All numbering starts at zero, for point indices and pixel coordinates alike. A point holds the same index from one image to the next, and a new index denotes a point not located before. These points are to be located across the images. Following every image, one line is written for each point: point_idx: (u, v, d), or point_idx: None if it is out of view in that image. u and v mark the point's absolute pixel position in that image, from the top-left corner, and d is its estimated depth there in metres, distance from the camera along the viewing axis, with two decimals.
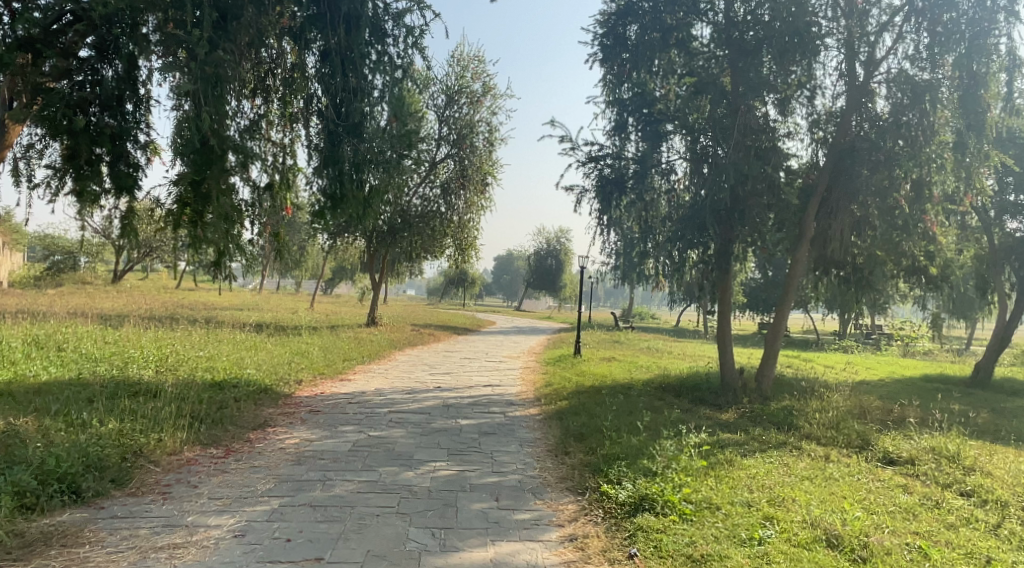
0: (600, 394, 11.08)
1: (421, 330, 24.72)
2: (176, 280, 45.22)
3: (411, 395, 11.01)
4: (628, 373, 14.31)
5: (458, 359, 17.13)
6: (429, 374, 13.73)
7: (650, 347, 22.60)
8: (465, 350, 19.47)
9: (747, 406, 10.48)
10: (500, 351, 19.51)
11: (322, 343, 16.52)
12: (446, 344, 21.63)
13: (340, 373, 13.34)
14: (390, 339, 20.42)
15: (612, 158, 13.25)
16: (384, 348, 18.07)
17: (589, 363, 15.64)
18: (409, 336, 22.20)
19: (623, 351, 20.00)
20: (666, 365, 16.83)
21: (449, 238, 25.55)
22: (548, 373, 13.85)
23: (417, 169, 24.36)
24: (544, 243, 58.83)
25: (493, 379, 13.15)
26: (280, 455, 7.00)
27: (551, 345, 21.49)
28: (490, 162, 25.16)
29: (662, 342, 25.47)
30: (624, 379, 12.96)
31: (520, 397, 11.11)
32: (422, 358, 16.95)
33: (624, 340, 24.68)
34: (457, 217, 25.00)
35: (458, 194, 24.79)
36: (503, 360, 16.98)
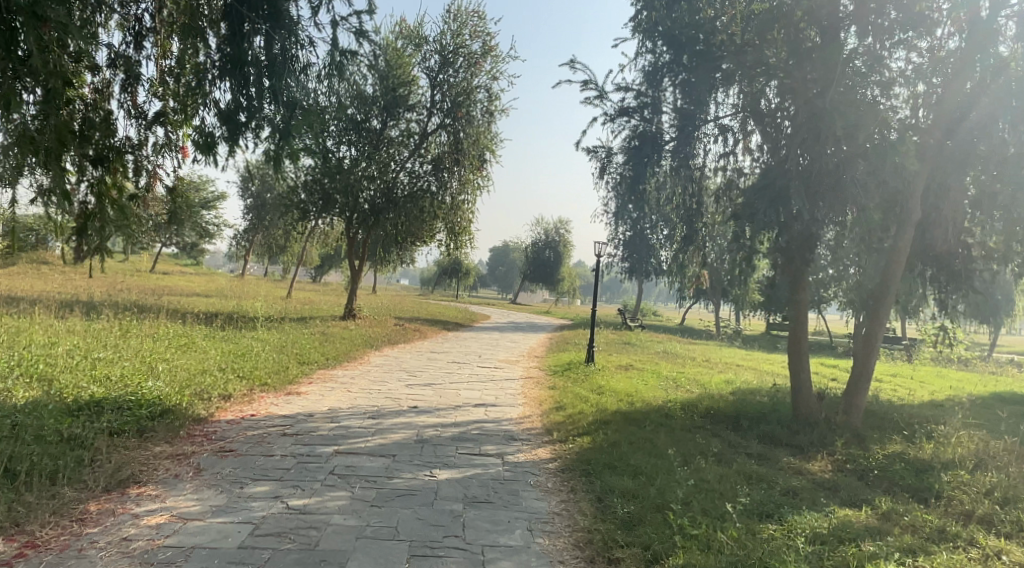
0: (635, 427, 8.11)
1: (407, 324, 21.68)
2: (148, 265, 41.88)
3: (374, 423, 7.98)
4: (660, 391, 11.36)
5: (444, 363, 14.11)
6: (406, 387, 10.72)
7: (667, 353, 19.64)
8: (455, 351, 16.47)
9: (842, 454, 7.56)
10: (497, 354, 16.49)
11: (281, 341, 13.41)
12: (432, 342, 18.62)
13: (290, 383, 10.29)
14: (368, 336, 17.42)
15: (649, 111, 10.17)
16: (358, 348, 14.98)
17: (606, 374, 12.65)
18: (391, 332, 19.16)
19: (641, 358, 17.04)
20: (700, 379, 13.82)
21: (440, 222, 22.44)
22: (560, 389, 10.88)
23: (405, 142, 21.25)
24: (542, 233, 55.74)
25: (488, 396, 10.16)
26: (115, 560, 4.07)
27: (555, 348, 18.46)
28: (489, 136, 22.03)
29: (678, 346, 22.48)
30: (661, 401, 10.04)
31: (524, 428, 8.14)
32: (401, 361, 13.90)
33: (636, 343, 21.70)
34: (450, 198, 21.88)
35: (452, 170, 21.53)
36: (498, 367, 13.97)
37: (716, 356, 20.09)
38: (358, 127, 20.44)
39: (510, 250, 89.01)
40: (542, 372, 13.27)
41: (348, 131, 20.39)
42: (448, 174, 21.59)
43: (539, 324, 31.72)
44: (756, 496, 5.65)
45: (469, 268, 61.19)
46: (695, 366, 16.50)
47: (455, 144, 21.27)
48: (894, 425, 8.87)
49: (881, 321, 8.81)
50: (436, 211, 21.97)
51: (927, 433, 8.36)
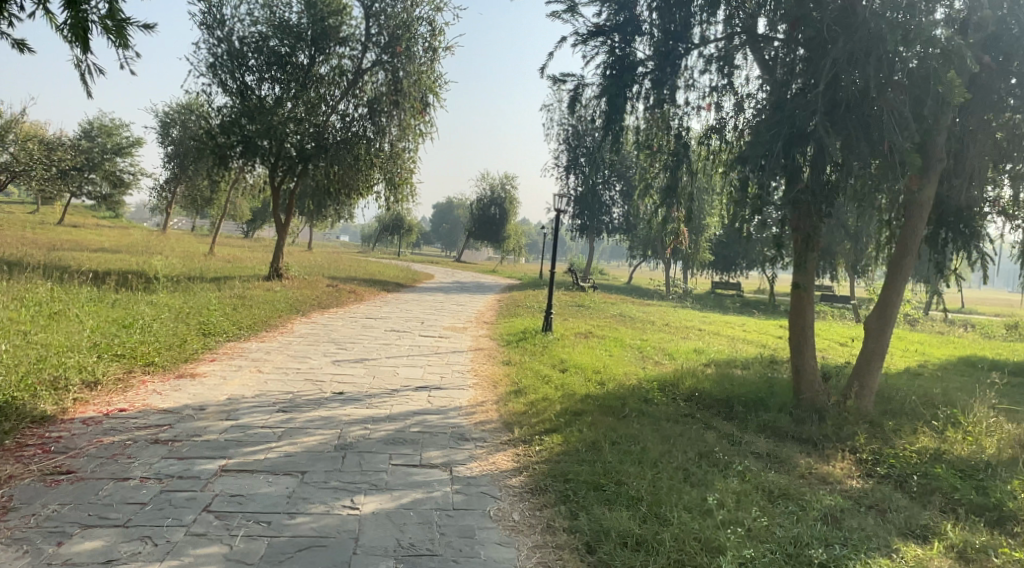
0: (614, 420, 6.57)
1: (341, 285, 19.66)
2: (57, 218, 38.29)
3: (284, 420, 6.20)
4: (631, 366, 9.88)
5: (380, 333, 12.31)
6: (332, 365, 8.91)
7: (625, 316, 18.23)
8: (393, 317, 14.64)
9: (865, 450, 6.19)
10: (442, 319, 14.75)
11: (186, 307, 11.38)
12: (368, 305, 16.78)
13: (187, 363, 8.36)
14: (295, 299, 15.44)
15: (624, 35, 8.33)
16: (281, 315, 13.02)
17: (567, 345, 11.08)
18: (322, 294, 17.15)
19: (600, 323, 15.59)
20: (668, 349, 12.41)
21: (378, 171, 20.35)
22: (516, 365, 9.26)
23: (336, 80, 19.16)
24: (488, 189, 53.80)
25: (432, 377, 8.47)
26: None
27: (505, 312, 16.86)
28: (432, 76, 19.92)
29: (635, 308, 21.12)
30: (634, 380, 8.54)
31: (477, 423, 6.48)
32: (331, 331, 12.03)
33: (591, 306, 20.23)
34: (388, 145, 19.82)
35: (390, 114, 19.45)
36: (443, 336, 12.24)
37: (676, 320, 18.80)
38: (281, 63, 18.43)
39: (455, 207, 86.57)
40: (493, 343, 11.60)
41: (270, 67, 18.44)
42: (385, 117, 19.46)
43: (486, 284, 29.99)
44: (787, 533, 4.24)
45: (411, 224, 58.76)
46: (659, 333, 15.11)
47: (392, 84, 19.12)
48: (909, 411, 7.57)
49: (898, 289, 7.40)
50: (372, 161, 19.89)
51: (951, 422, 7.10)
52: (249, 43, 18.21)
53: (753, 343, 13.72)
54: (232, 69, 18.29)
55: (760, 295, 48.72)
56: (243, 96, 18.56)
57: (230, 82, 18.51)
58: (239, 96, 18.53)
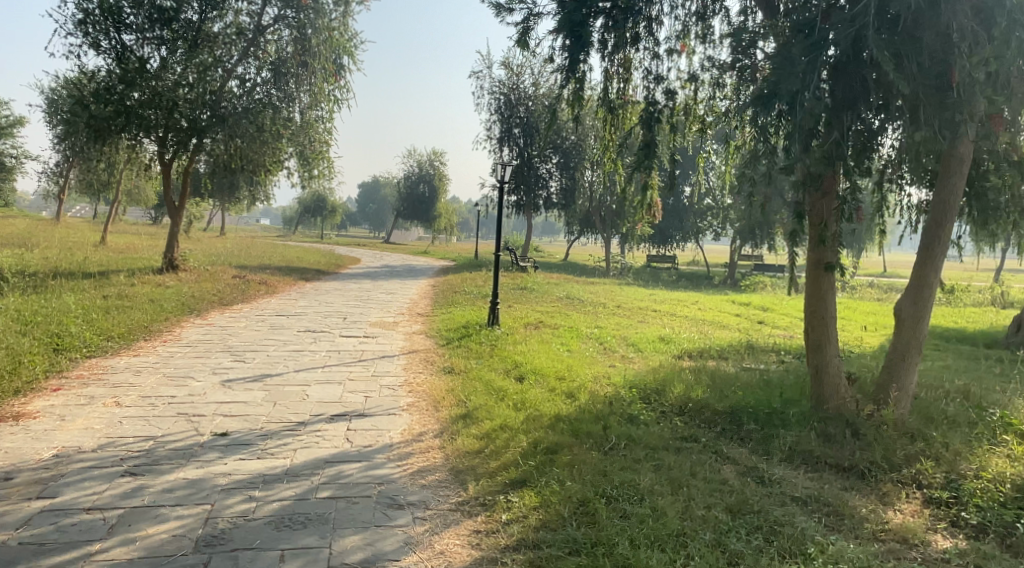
0: (601, 456, 4.80)
1: (250, 276, 17.45)
2: None
3: (126, 492, 4.28)
4: (593, 365, 8.25)
5: (290, 335, 10.32)
6: (222, 388, 6.95)
7: (571, 299, 16.72)
8: (309, 313, 12.64)
9: (937, 478, 4.66)
10: (365, 313, 12.83)
11: (36, 317, 9.19)
12: (280, 298, 14.71)
13: (14, 398, 6.30)
14: (190, 295, 13.27)
15: None
16: (166, 320, 10.90)
17: (515, 342, 9.38)
18: (226, 288, 14.94)
19: (545, 309, 14.00)
20: (628, 338, 10.90)
21: (288, 143, 18.18)
22: (456, 375, 7.46)
23: (233, 40, 16.81)
24: (414, 166, 51.50)
25: (351, 399, 6.63)
26: None
27: (439, 299, 15.09)
28: (345, 35, 17.89)
29: (578, 288, 19.66)
30: (603, 388, 6.85)
31: (413, 474, 4.67)
32: (229, 336, 9.99)
33: (532, 288, 18.63)
34: (299, 113, 17.71)
35: (297, 76, 17.35)
36: (367, 336, 10.37)
37: (624, 300, 17.44)
38: (166, 20, 16.20)
39: (381, 185, 83.32)
40: (428, 343, 9.81)
41: (153, 24, 16.16)
42: (292, 81, 17.36)
43: (416, 267, 28.02)
44: None
45: (335, 205, 55.83)
46: (612, 317, 13.61)
47: (297, 42, 16.98)
48: (955, 411, 6.07)
49: (937, 265, 5.69)
50: (278, 133, 17.66)
51: (1005, 429, 5.65)
52: None
53: (715, 325, 12.39)
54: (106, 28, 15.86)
55: (695, 266, 48.36)
56: (122, 59, 16.05)
57: (105, 43, 16.02)
58: (116, 59, 16.02)
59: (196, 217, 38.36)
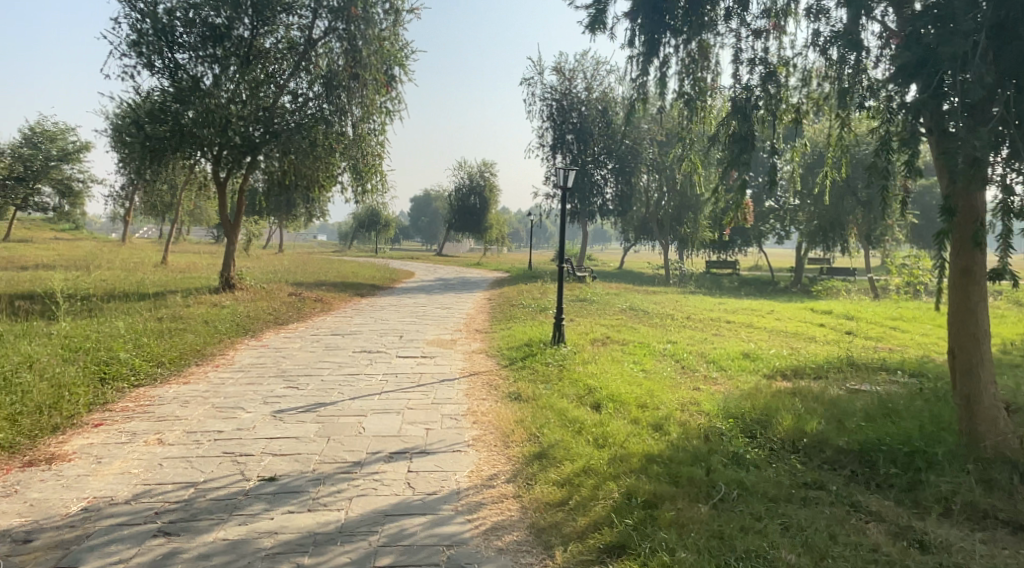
0: (717, 512, 4.00)
1: (305, 293, 17.13)
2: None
3: (157, 561, 3.73)
4: (675, 389, 7.37)
5: (344, 356, 9.77)
6: (271, 420, 6.38)
7: (635, 311, 15.81)
8: (364, 331, 12.10)
9: None
10: (422, 331, 12.22)
11: (85, 344, 8.85)
12: (334, 316, 14.28)
13: (54, 437, 5.87)
14: (244, 315, 12.94)
15: None
16: (218, 342, 10.49)
17: (586, 362, 8.59)
18: (281, 306, 14.59)
19: (610, 323, 13.16)
20: (706, 354, 9.99)
21: (341, 157, 17.67)
22: (525, 404, 6.68)
23: (284, 55, 16.75)
24: (465, 177, 51.23)
25: (411, 433, 5.96)
26: None
27: (498, 314, 14.40)
28: (395, 45, 17.47)
29: (640, 299, 18.72)
30: (693, 418, 5.95)
31: (486, 533, 3.96)
32: (282, 359, 9.51)
33: (592, 299, 17.79)
34: (351, 127, 17.14)
35: (348, 88, 16.80)
36: (425, 356, 9.74)
37: (690, 310, 16.45)
38: (218, 37, 15.94)
39: (432, 197, 83.56)
40: (490, 364, 9.11)
41: (205, 43, 15.94)
42: (344, 93, 16.84)
43: (470, 279, 27.47)
44: None
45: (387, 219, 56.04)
46: (683, 331, 12.66)
47: (348, 53, 16.66)
48: None
49: None
50: (331, 147, 17.26)
51: None
52: (177, 15, 15.65)
53: (801, 337, 11.35)
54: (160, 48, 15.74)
55: (758, 271, 46.55)
56: (175, 78, 15.98)
57: (159, 62, 15.93)
58: (170, 78, 15.97)
59: (253, 235, 38.82)
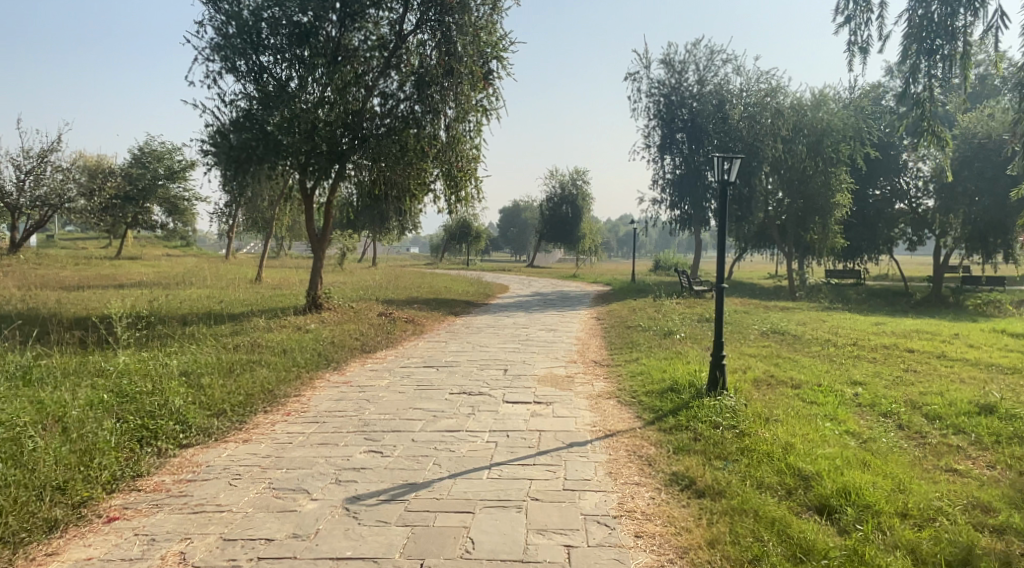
0: None
1: (397, 313, 15.52)
2: (107, 257, 36.10)
3: None
4: (926, 478, 5.01)
5: (440, 400, 7.80)
6: (341, 518, 4.47)
7: (778, 335, 13.17)
8: (462, 364, 10.12)
9: None
10: (531, 363, 10.12)
11: (135, 385, 7.26)
12: (427, 342, 12.48)
13: (41, 550, 4.21)
14: (328, 342, 11.28)
15: None
16: (295, 378, 8.75)
17: (767, 421, 6.29)
18: (370, 330, 12.92)
19: (760, 354, 10.65)
20: (919, 407, 7.41)
21: (434, 162, 15.94)
22: (710, 507, 4.49)
23: (373, 53, 15.16)
24: (558, 186, 49.25)
25: (544, 557, 3.90)
26: None
27: (617, 340, 12.17)
28: (495, 35, 15.50)
29: (777, 318, 16.03)
30: (1012, 551, 3.83)
31: None
32: (365, 404, 7.67)
33: (720, 319, 15.24)
34: (445, 129, 15.38)
35: (442, 85, 14.99)
36: (541, 402, 7.62)
37: (845, 333, 13.63)
38: (304, 36, 14.61)
39: (523, 209, 82.19)
40: (628, 417, 6.91)
41: (293, 43, 14.67)
42: (436, 92, 15.00)
43: (571, 294, 25.26)
44: None
45: (480, 230, 54.86)
46: (860, 364, 9.99)
47: (442, 48, 14.89)
48: None
49: None
50: (423, 152, 15.62)
51: None
52: (264, 13, 14.39)
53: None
54: (244, 49, 14.50)
55: (885, 281, 42.06)
56: (258, 81, 14.75)
57: (243, 65, 14.70)
58: (254, 82, 14.76)
59: (347, 248, 38.20)
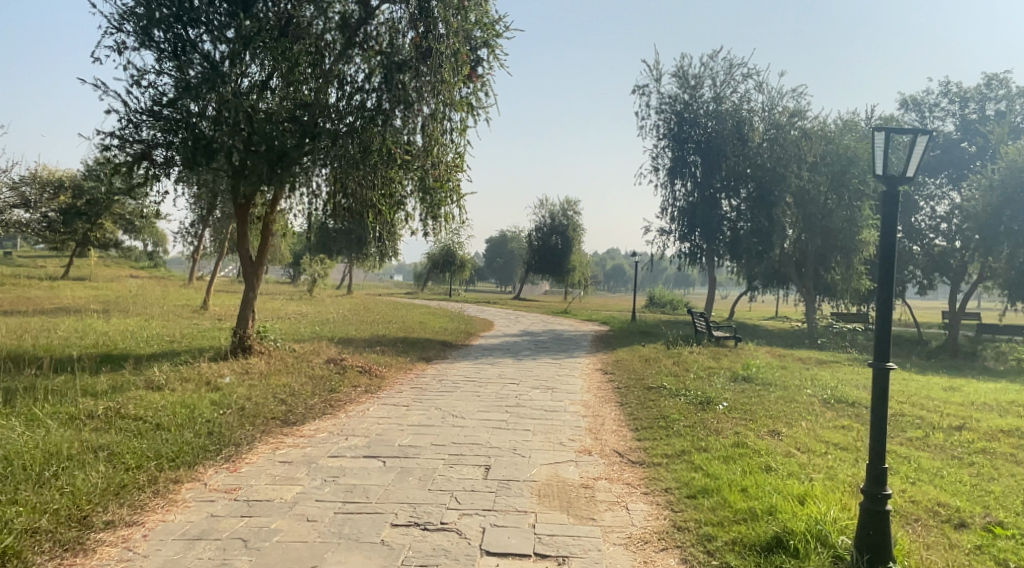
0: None
1: (349, 358, 12.23)
2: (47, 278, 32.45)
3: None
4: None
5: (370, 545, 4.49)
6: None
7: (849, 409, 9.94)
8: (421, 453, 6.77)
9: None
10: (525, 454, 6.80)
11: None
12: (379, 406, 9.13)
13: None
14: (234, 408, 7.89)
15: None
16: (140, 487, 5.41)
17: None
18: (305, 386, 9.58)
19: (854, 448, 7.42)
20: None
21: (404, 170, 12.67)
22: None
23: (333, 33, 11.98)
24: (547, 216, 46.34)
25: None
26: None
27: (638, 412, 8.88)
28: (484, 15, 12.42)
29: (825, 380, 12.84)
30: None
31: None
32: (235, 557, 4.33)
33: (759, 378, 12.01)
34: (419, 129, 12.08)
35: (417, 70, 11.70)
36: (546, 557, 4.36)
37: (931, 406, 10.43)
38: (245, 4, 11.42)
39: (510, 239, 79.55)
40: None
41: (231, 14, 11.48)
42: (411, 77, 11.67)
43: (563, 333, 22.06)
44: None
45: (464, 260, 51.71)
46: (1010, 472, 6.80)
47: (418, 25, 11.77)
48: None
49: None
50: (391, 156, 12.29)
51: None
52: None
53: None
54: (163, 17, 11.30)
55: (896, 328, 39.25)
56: (179, 58, 11.44)
57: (161, 36, 11.42)
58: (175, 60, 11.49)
59: (318, 275, 34.87)
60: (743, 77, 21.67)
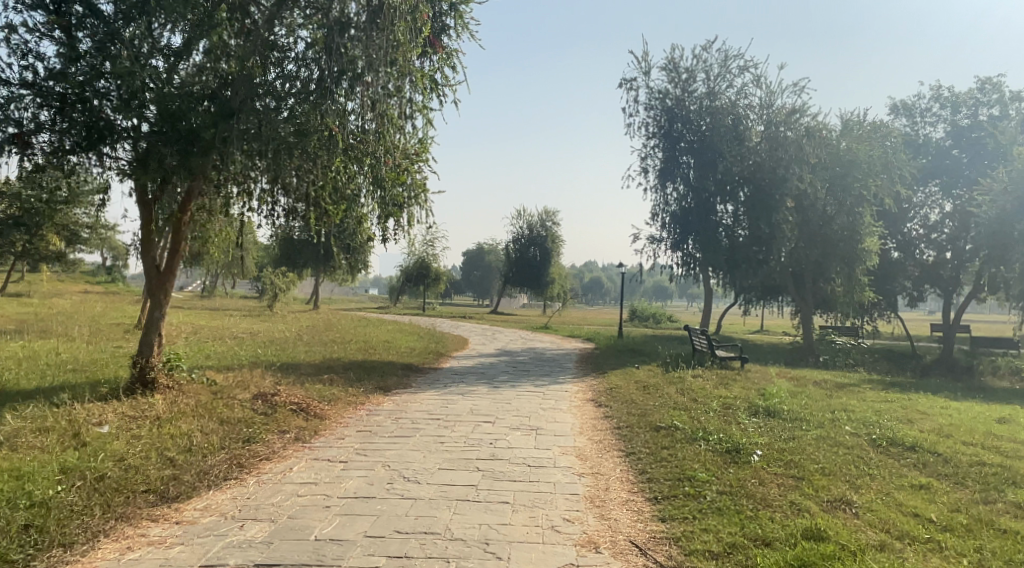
0: None
1: (284, 391, 9.92)
2: None
3: None
4: None
5: None
6: None
7: (911, 456, 7.84)
8: (345, 556, 4.53)
9: None
10: (501, 555, 4.59)
11: None
12: (307, 463, 6.85)
13: None
14: (87, 480, 5.58)
15: None
16: None
17: None
18: (212, 435, 7.29)
19: (965, 532, 5.30)
20: None
21: (352, 161, 10.43)
22: None
23: None
24: (525, 227, 44.24)
25: None
26: None
27: (650, 469, 6.70)
28: None
29: (858, 412, 10.76)
30: None
31: None
32: None
33: (786, 412, 9.90)
34: (369, 110, 9.83)
35: (365, 37, 9.45)
36: None
37: (1005, 450, 8.37)
38: None
39: (487, 251, 77.43)
40: None
41: None
42: (358, 45, 9.43)
43: (544, 353, 19.86)
44: None
45: (439, 273, 49.37)
46: None
47: None
48: None
49: None
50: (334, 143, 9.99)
51: None
52: None
53: None
54: None
55: (888, 341, 37.63)
56: (64, 15, 8.97)
57: None
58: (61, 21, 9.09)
59: (279, 289, 32.36)
60: (740, 70, 19.76)
